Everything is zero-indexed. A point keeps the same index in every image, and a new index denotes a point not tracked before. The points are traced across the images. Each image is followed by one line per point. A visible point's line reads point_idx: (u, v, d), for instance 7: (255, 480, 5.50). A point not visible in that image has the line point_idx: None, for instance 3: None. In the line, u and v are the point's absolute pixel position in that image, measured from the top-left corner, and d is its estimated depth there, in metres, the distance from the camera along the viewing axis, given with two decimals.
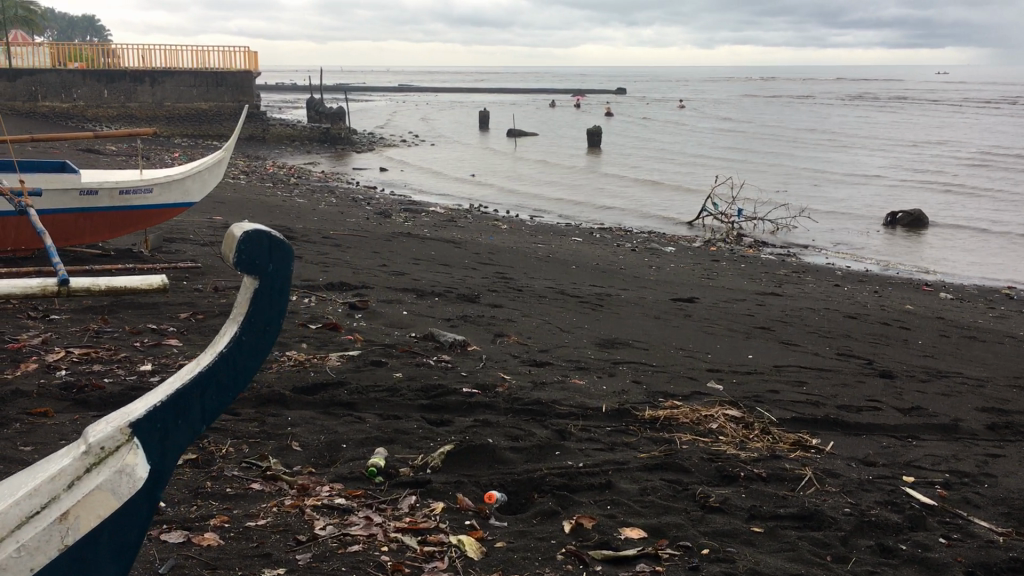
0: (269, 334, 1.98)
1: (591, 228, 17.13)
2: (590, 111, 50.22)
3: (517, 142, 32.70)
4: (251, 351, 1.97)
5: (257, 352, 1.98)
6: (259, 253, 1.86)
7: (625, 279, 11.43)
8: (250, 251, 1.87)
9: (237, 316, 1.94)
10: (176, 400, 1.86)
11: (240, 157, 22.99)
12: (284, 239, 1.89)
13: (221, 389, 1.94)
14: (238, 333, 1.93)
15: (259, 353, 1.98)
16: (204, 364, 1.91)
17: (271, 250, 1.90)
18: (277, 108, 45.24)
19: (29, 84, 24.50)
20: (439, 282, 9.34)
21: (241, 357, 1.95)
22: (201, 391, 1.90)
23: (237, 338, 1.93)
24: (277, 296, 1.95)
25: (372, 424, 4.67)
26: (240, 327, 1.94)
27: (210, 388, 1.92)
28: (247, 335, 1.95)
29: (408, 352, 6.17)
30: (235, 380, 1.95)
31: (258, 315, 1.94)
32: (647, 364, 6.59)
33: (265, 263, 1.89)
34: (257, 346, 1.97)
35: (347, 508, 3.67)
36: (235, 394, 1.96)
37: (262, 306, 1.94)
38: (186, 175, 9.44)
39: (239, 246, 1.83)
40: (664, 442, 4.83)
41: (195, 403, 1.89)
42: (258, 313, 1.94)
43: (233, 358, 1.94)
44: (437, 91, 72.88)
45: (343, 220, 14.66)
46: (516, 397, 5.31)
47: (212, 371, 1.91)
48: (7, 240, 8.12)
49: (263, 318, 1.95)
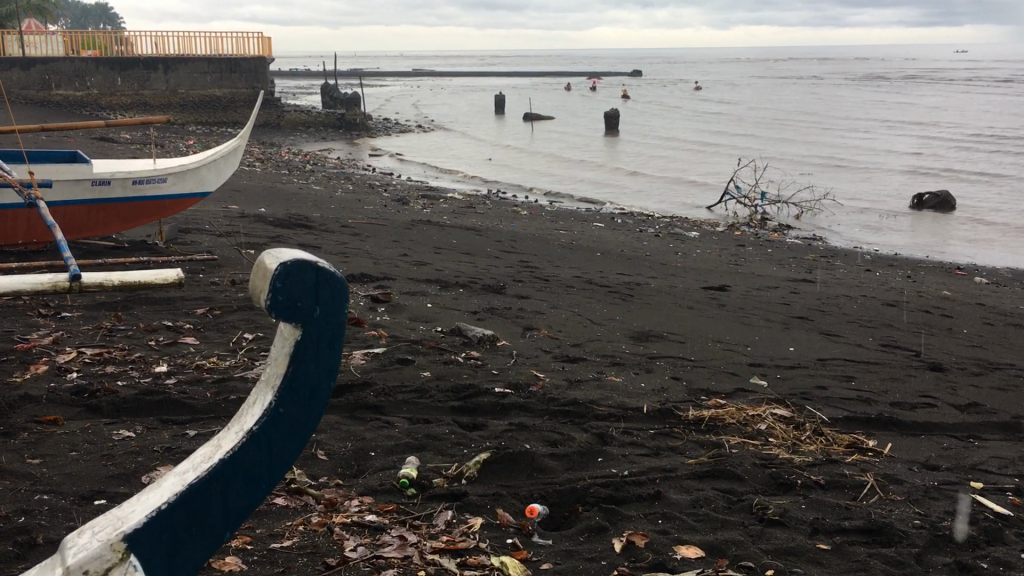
0: (316, 404, 1.60)
1: (612, 214, 16.79)
2: (606, 95, 49.67)
3: (533, 126, 32.31)
4: (290, 428, 1.60)
5: (301, 427, 1.61)
6: (302, 298, 1.45)
7: (652, 266, 11.10)
8: (290, 295, 1.45)
9: (275, 379, 1.57)
10: (189, 497, 1.51)
11: (255, 144, 22.71)
12: (339, 279, 1.48)
13: (247, 480, 1.58)
14: (274, 405, 1.57)
15: (300, 431, 1.60)
16: (228, 447, 1.56)
17: (318, 292, 1.48)
18: (289, 93, 44.97)
19: (43, 72, 24.31)
20: (463, 272, 9.04)
21: (277, 435, 1.58)
22: (220, 486, 1.54)
23: (273, 411, 1.57)
24: (327, 351, 1.56)
25: (401, 429, 4.39)
26: (278, 396, 1.57)
27: (238, 478, 1.57)
28: (286, 408, 1.58)
29: (435, 348, 5.88)
30: (273, 465, 1.60)
31: (298, 384, 1.57)
32: (685, 359, 6.28)
33: (311, 309, 1.48)
34: (301, 419, 1.60)
35: (379, 526, 3.38)
36: (273, 481, 1.61)
37: (306, 366, 1.56)
38: (200, 165, 9.16)
39: (273, 285, 1.42)
40: (711, 446, 4.53)
41: (214, 500, 1.54)
42: (300, 379, 1.56)
43: (268, 438, 1.58)
44: (451, 75, 72.42)
45: (360, 207, 14.37)
46: (552, 398, 5.02)
47: (238, 458, 1.56)
48: (18, 231, 7.88)
49: (306, 387, 1.57)
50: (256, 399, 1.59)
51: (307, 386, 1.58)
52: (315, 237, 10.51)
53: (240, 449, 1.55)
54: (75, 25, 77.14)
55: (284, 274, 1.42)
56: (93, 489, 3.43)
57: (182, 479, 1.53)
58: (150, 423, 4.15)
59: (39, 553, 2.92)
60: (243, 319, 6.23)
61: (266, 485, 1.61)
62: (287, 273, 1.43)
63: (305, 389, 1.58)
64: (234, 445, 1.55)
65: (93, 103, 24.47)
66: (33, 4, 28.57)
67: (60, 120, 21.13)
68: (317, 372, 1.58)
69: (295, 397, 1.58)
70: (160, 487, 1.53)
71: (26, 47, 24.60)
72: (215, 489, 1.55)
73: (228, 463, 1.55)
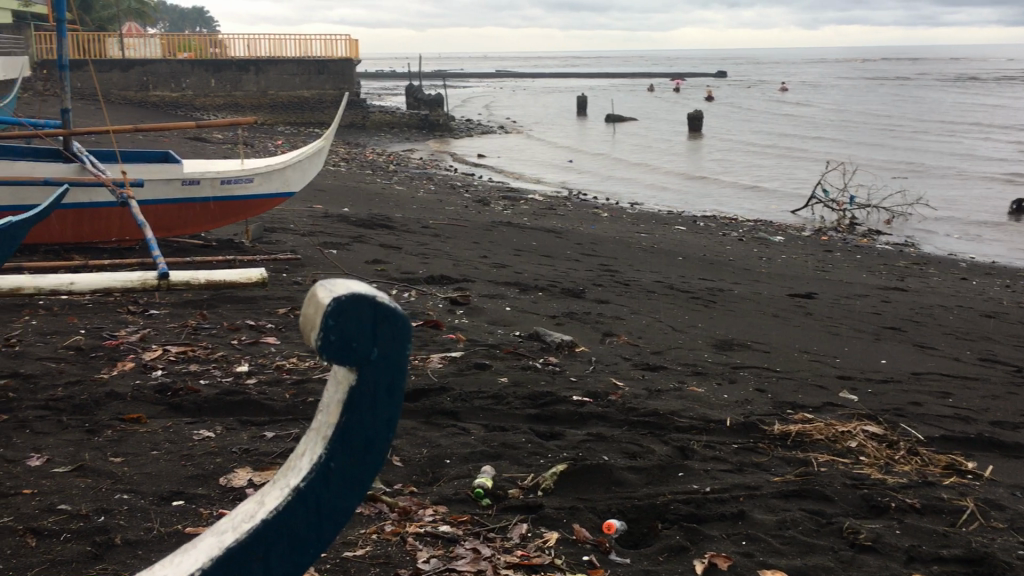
0: (374, 457, 1.44)
1: (695, 217, 16.50)
2: (691, 96, 49.01)
3: (616, 128, 32.08)
4: (344, 483, 1.44)
5: (356, 483, 1.45)
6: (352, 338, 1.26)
7: (735, 272, 10.84)
8: (340, 337, 1.27)
9: (326, 430, 1.41)
10: (229, 559, 1.39)
11: (340, 144, 23.06)
12: (396, 315, 1.29)
13: (297, 538, 1.44)
14: (324, 459, 1.41)
15: (356, 488, 1.45)
16: (273, 505, 1.42)
17: (377, 333, 1.30)
18: (375, 94, 45.64)
19: (141, 74, 25.10)
20: (543, 275, 8.97)
21: (329, 489, 1.43)
22: (266, 545, 1.41)
23: (323, 465, 1.41)
24: (386, 399, 1.39)
25: (477, 436, 4.32)
26: (329, 448, 1.41)
27: (285, 537, 1.43)
28: (338, 462, 1.42)
29: (513, 353, 5.80)
30: (325, 522, 1.45)
31: (353, 433, 1.40)
32: (770, 370, 6.07)
33: (366, 351, 1.30)
34: (356, 472, 1.44)
35: (453, 537, 3.31)
36: (325, 539, 1.46)
37: (362, 414, 1.39)
38: (287, 165, 9.26)
39: (324, 324, 1.24)
40: (799, 464, 4.34)
41: (259, 561, 1.41)
42: (352, 430, 1.40)
43: (318, 493, 1.43)
44: (534, 76, 72.51)
45: (442, 208, 14.43)
46: (632, 408, 4.89)
47: (283, 517, 1.42)
48: (111, 229, 8.10)
49: (362, 436, 1.41)
50: (307, 450, 1.44)
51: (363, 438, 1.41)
52: (397, 238, 10.57)
53: (286, 507, 1.41)
54: (173, 28, 79.71)
55: (337, 313, 1.24)
56: (172, 489, 3.44)
57: (224, 536, 1.40)
58: (229, 423, 4.16)
59: (117, 555, 2.94)
60: None
61: (316, 545, 1.46)
62: (341, 311, 1.25)
63: (360, 442, 1.41)
64: (282, 501, 1.41)
65: (188, 103, 25.18)
66: (133, 8, 29.56)
67: (156, 120, 21.81)
68: (374, 422, 1.40)
69: (348, 449, 1.42)
70: (199, 545, 1.40)
71: (126, 49, 25.27)
72: (259, 550, 1.41)
73: (273, 522, 1.41)
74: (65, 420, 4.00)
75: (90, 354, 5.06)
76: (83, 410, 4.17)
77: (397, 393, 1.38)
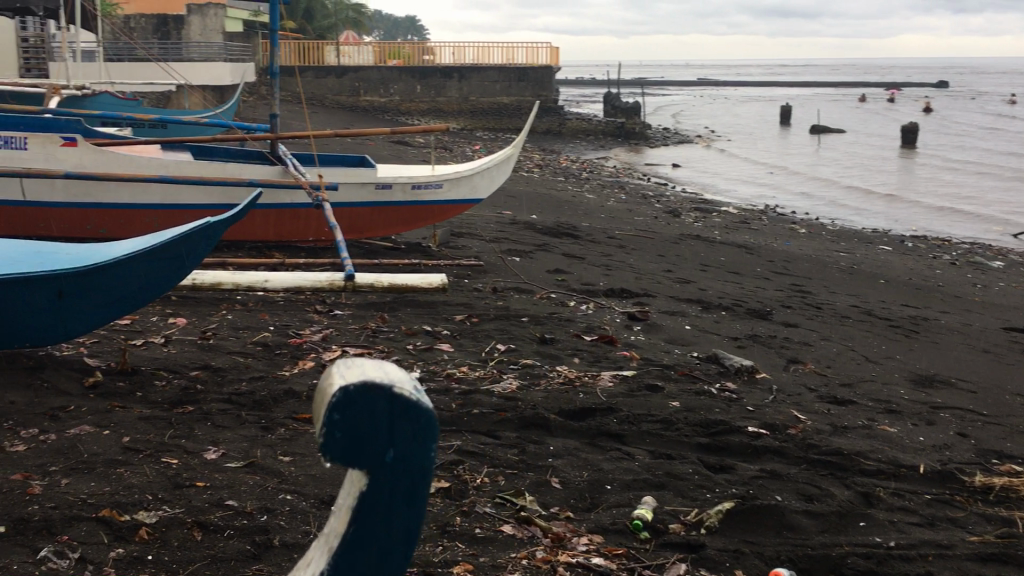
0: (390, 556, 1.51)
1: (902, 237, 15.46)
2: (907, 108, 46.19)
3: (821, 140, 30.66)
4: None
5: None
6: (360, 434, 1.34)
7: (943, 299, 10.03)
8: (349, 437, 1.34)
9: (346, 523, 1.50)
10: None
11: (536, 151, 23.30)
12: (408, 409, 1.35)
13: None
14: (341, 552, 1.51)
15: None
16: None
17: (392, 429, 1.37)
18: (573, 101, 45.91)
19: (353, 80, 26.33)
20: (728, 293, 8.63)
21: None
22: None
23: (338, 558, 1.51)
24: (401, 500, 1.46)
25: (642, 463, 4.16)
26: (345, 541, 1.50)
27: None
28: (355, 556, 1.51)
29: (688, 375, 5.58)
30: None
31: (367, 532, 1.49)
32: (975, 413, 5.53)
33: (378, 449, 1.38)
34: (374, 567, 1.52)
35: (606, 571, 3.17)
36: None
37: (377, 512, 1.47)
38: (475, 171, 9.37)
39: (329, 418, 1.31)
40: (1001, 523, 3.90)
41: None
42: (366, 530, 1.48)
43: None
44: (736, 85, 70.71)
45: (630, 218, 14.24)
46: (812, 444, 4.56)
47: None
48: (309, 229, 8.46)
49: (375, 537, 1.49)
50: (331, 539, 1.54)
51: (382, 530, 1.49)
52: (581, 248, 10.50)
53: None
54: (385, 35, 83.44)
55: (343, 404, 1.31)
56: (333, 493, 3.49)
57: None
58: None
59: (274, 556, 3.00)
60: (498, 329, 6.26)
61: None
62: (350, 408, 1.32)
63: (383, 530, 1.49)
64: None
65: (394, 109, 26.21)
66: (349, 17, 31.04)
67: (365, 124, 22.81)
68: (389, 521, 1.48)
69: (372, 540, 1.50)
70: None
71: (341, 57, 26.28)
72: None
73: None
74: (243, 415, 4.17)
75: (275, 351, 5.28)
76: (260, 407, 4.33)
77: (417, 490, 1.45)
